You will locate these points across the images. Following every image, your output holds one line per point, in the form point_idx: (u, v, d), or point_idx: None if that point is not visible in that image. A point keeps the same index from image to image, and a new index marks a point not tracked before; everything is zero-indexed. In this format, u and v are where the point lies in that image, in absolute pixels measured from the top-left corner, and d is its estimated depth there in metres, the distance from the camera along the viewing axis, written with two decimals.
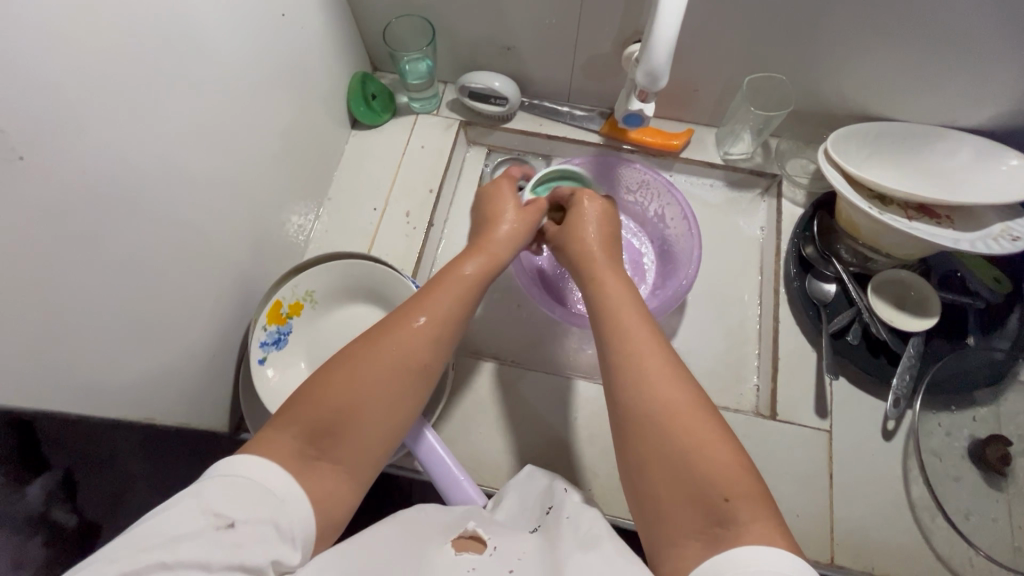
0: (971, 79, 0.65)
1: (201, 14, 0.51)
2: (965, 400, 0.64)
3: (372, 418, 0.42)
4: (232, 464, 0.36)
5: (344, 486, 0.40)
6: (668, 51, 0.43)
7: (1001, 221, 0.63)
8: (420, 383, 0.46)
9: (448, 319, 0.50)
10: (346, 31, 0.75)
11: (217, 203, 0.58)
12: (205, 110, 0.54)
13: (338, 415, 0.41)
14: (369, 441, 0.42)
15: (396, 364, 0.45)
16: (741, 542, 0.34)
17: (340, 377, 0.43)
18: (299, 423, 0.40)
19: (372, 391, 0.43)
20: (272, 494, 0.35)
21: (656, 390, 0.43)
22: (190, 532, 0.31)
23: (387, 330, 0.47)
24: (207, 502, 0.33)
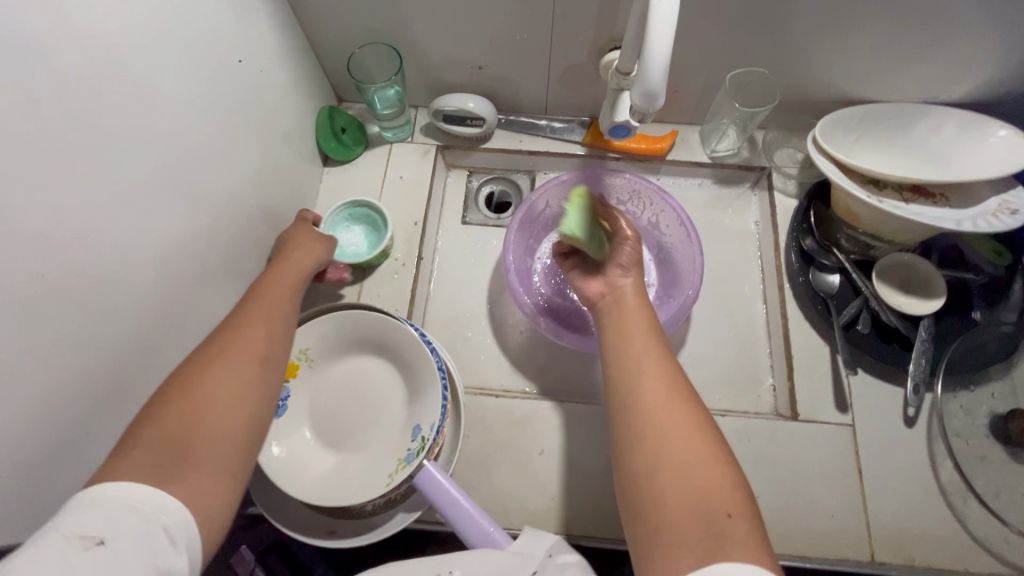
0: (953, 54, 0.64)
1: (155, 76, 0.47)
2: (981, 376, 0.63)
3: (221, 419, 0.40)
4: (84, 495, 0.33)
5: (219, 484, 0.38)
6: (665, 70, 0.40)
7: (997, 195, 0.63)
8: (267, 376, 0.45)
9: (275, 320, 0.49)
10: (306, 66, 0.71)
11: (193, 272, 0.54)
12: (173, 177, 0.50)
13: (180, 427, 0.38)
14: (224, 442, 0.40)
15: (235, 360, 0.43)
16: (735, 556, 0.32)
17: (178, 393, 0.40)
18: (138, 455, 0.36)
19: (215, 394, 0.41)
20: (139, 512, 0.33)
21: (666, 404, 0.42)
22: (55, 556, 0.30)
23: (213, 345, 0.44)
24: (71, 531, 0.31)
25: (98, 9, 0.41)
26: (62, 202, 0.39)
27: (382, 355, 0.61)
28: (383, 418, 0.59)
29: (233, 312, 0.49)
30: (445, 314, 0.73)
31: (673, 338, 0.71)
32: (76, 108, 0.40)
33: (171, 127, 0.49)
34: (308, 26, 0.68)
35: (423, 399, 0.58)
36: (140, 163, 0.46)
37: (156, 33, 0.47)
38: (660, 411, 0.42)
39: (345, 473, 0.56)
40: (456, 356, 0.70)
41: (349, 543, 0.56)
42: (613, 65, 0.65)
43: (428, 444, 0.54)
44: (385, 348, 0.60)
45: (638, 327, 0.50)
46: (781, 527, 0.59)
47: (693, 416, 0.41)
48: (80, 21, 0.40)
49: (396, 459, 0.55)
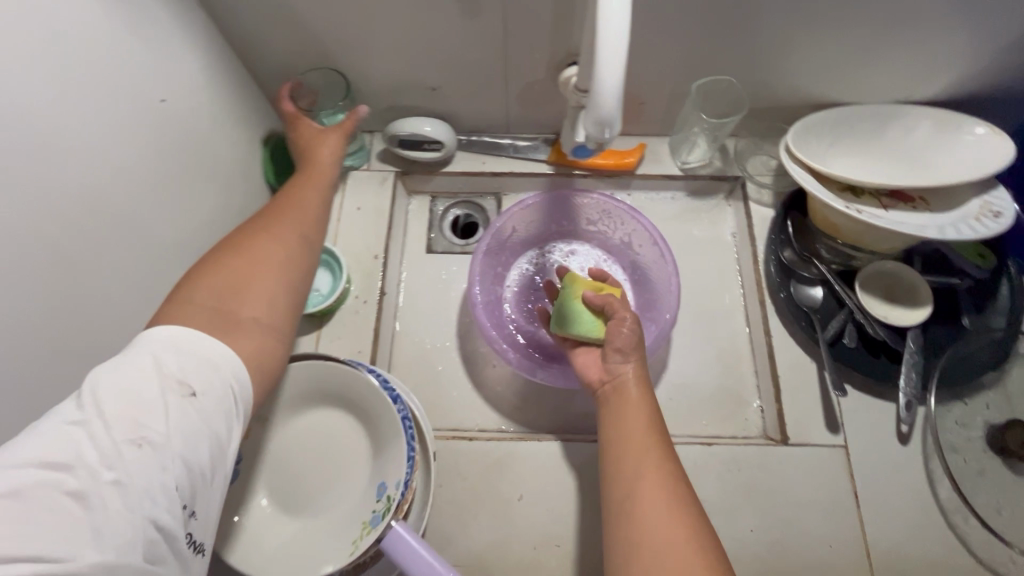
0: (924, 52, 0.61)
1: (60, 126, 0.43)
2: (974, 386, 0.61)
3: (265, 285, 0.45)
4: (157, 337, 0.38)
5: (269, 339, 0.44)
6: (618, 97, 0.37)
7: (978, 196, 0.60)
8: (302, 253, 0.50)
9: (310, 211, 0.54)
10: (248, 96, 0.67)
11: (123, 335, 0.49)
12: (89, 235, 0.45)
13: (230, 289, 0.44)
14: (269, 304, 0.45)
15: (273, 239, 0.49)
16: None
17: (222, 263, 0.45)
18: (194, 305, 0.42)
19: (259, 267, 0.46)
20: (212, 365, 0.39)
21: (658, 521, 0.41)
22: (150, 398, 0.35)
23: (257, 227, 0.49)
24: (163, 372, 0.37)
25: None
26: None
27: (342, 406, 0.56)
28: (347, 474, 0.55)
29: (274, 201, 0.54)
30: (413, 352, 0.68)
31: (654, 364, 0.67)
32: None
33: (85, 181, 0.45)
34: (246, 53, 0.64)
35: (388, 453, 0.53)
36: (48, 224, 0.42)
37: (57, 79, 0.42)
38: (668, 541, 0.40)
39: (307, 541, 0.52)
40: (426, 396, 0.66)
41: None
42: (571, 81, 0.61)
43: (394, 503, 0.50)
44: (344, 399, 0.56)
45: (630, 426, 0.48)
46: (777, 562, 0.56)
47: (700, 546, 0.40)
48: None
49: (362, 522, 0.51)
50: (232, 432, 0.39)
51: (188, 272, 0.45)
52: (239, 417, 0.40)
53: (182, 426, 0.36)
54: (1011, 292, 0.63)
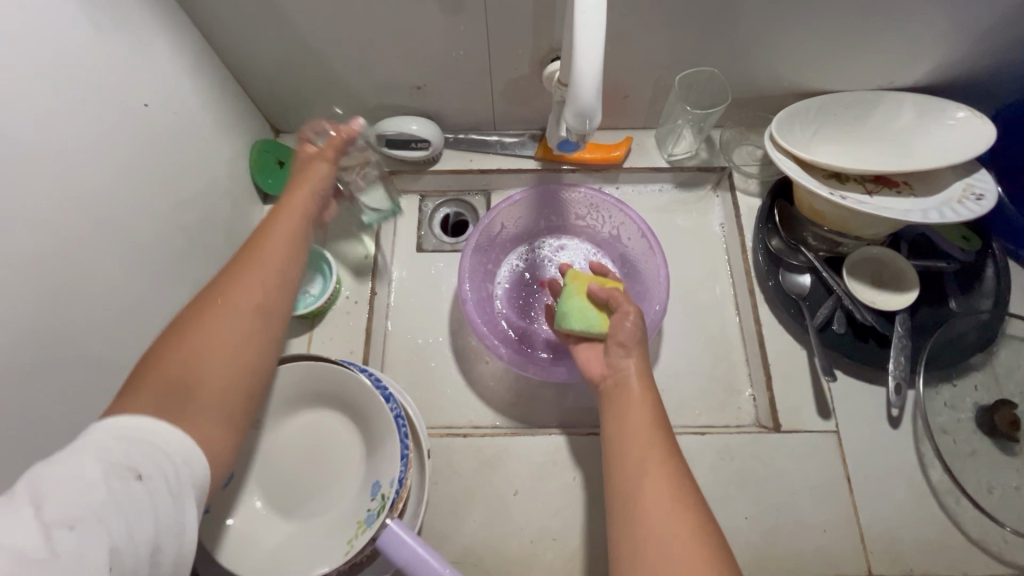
0: (905, 38, 0.62)
1: (43, 134, 0.42)
2: (962, 368, 0.61)
3: (219, 366, 0.41)
4: (105, 428, 0.36)
5: (223, 430, 0.41)
6: (597, 88, 0.37)
7: (961, 179, 0.61)
8: (268, 322, 0.45)
9: (284, 263, 0.48)
10: (232, 100, 0.66)
11: (112, 340, 0.49)
12: (73, 242, 0.45)
13: (183, 372, 0.40)
14: (223, 388, 0.41)
15: (234, 306, 0.43)
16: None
17: (178, 344, 0.41)
18: (143, 393, 0.38)
19: (218, 347, 0.42)
20: (156, 449, 0.36)
21: (666, 538, 0.38)
22: (88, 480, 0.33)
23: (220, 290, 0.44)
24: (106, 454, 0.34)
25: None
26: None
27: (335, 406, 0.56)
28: (341, 474, 0.55)
29: (245, 246, 0.49)
30: (405, 352, 0.68)
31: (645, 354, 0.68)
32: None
33: (69, 189, 0.45)
34: (229, 56, 0.63)
35: (383, 452, 0.53)
36: (32, 231, 0.42)
37: (36, 87, 0.42)
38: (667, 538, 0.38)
39: (302, 541, 0.52)
40: (420, 395, 0.66)
41: None
42: (554, 76, 0.61)
43: (389, 502, 0.50)
44: (337, 399, 0.56)
45: (636, 434, 0.45)
46: (773, 549, 0.56)
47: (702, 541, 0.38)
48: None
49: (357, 521, 0.51)
50: (185, 514, 0.36)
51: (143, 355, 0.42)
52: (193, 497, 0.37)
53: (123, 519, 0.33)
54: (996, 275, 0.63)
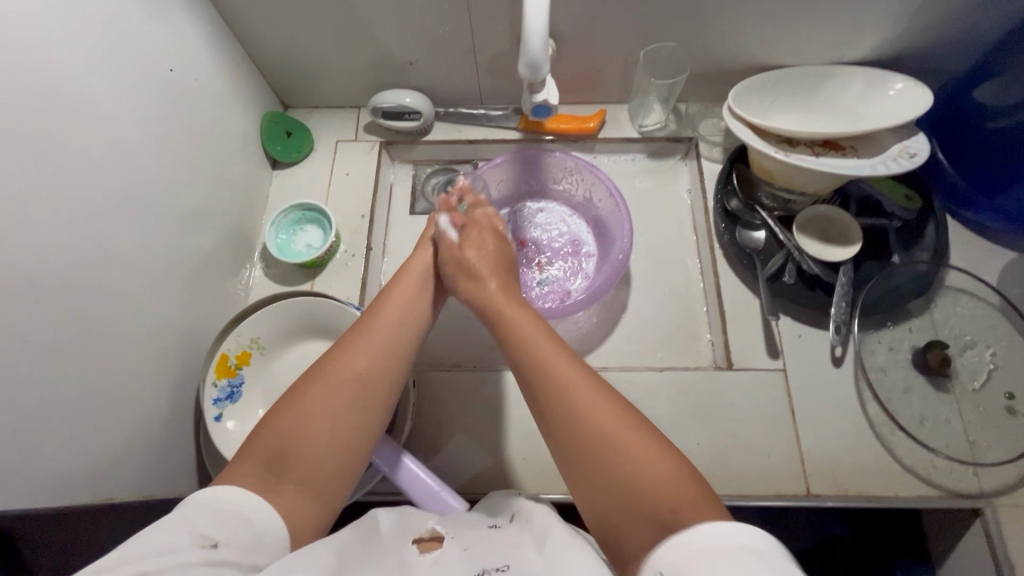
0: (848, 14, 0.68)
1: (82, 89, 0.51)
2: (901, 313, 0.67)
3: (321, 437, 0.44)
4: (221, 486, 0.38)
5: (309, 500, 0.41)
6: (544, 42, 0.44)
7: (900, 141, 0.67)
8: (367, 401, 0.48)
9: (387, 343, 0.53)
10: (245, 74, 0.75)
11: (139, 272, 0.57)
12: (109, 183, 0.54)
13: (289, 440, 0.43)
14: (322, 458, 0.43)
15: (335, 382, 0.47)
16: (692, 524, 0.33)
17: (285, 412, 0.44)
18: (254, 458, 0.41)
19: (319, 419, 0.44)
20: (248, 521, 0.37)
21: (588, 408, 0.43)
22: (175, 546, 0.32)
23: (323, 366, 0.49)
24: (196, 526, 0.34)
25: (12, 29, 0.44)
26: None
27: (331, 338, 0.64)
28: None
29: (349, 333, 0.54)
30: None
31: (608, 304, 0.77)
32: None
33: (104, 137, 0.53)
34: (241, 34, 0.72)
35: None
36: (72, 168, 0.50)
37: (80, 51, 0.51)
38: (586, 410, 0.42)
39: None
40: None
41: None
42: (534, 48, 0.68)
43: None
44: (332, 330, 0.63)
45: (537, 337, 0.51)
46: (720, 470, 0.63)
47: (616, 406, 0.43)
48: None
49: None
50: None
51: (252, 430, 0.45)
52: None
53: None
54: (936, 232, 0.69)
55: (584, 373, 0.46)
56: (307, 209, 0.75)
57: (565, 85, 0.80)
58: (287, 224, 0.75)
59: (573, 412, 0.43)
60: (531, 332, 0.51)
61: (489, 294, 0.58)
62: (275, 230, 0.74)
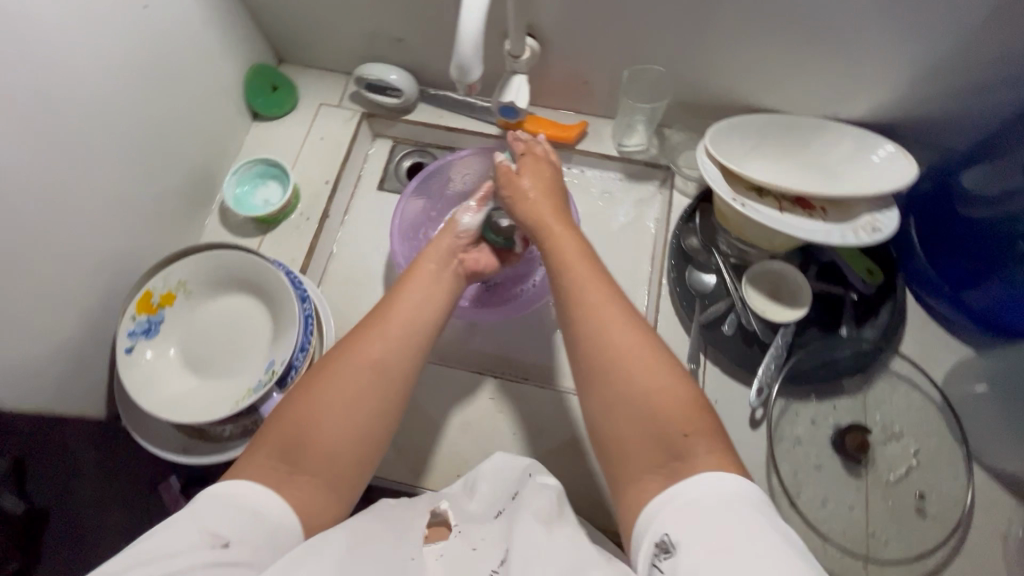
0: (845, 70, 0.64)
1: (52, 13, 0.52)
2: (832, 388, 0.65)
3: (334, 431, 0.44)
4: (238, 482, 0.40)
5: (326, 488, 0.43)
6: (476, 47, 0.44)
7: (870, 211, 0.64)
8: (389, 379, 0.48)
9: (411, 328, 0.51)
10: (237, 22, 0.75)
11: (83, 197, 0.59)
12: (65, 109, 0.55)
13: (302, 435, 0.43)
14: (336, 448, 0.44)
15: (356, 364, 0.47)
16: (701, 469, 0.39)
17: (302, 398, 0.45)
18: (267, 451, 0.43)
19: (338, 404, 0.45)
20: (258, 515, 0.38)
21: (622, 347, 0.46)
22: (186, 547, 0.35)
23: (343, 347, 0.48)
24: (205, 523, 0.37)
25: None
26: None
27: (257, 295, 0.65)
28: (246, 352, 0.64)
29: (373, 312, 0.53)
30: (343, 272, 0.78)
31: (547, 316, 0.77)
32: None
33: (68, 62, 0.54)
34: None
35: (284, 338, 0.62)
36: (27, 87, 0.51)
37: None
38: (614, 335, 0.46)
39: (201, 395, 0.62)
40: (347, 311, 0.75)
41: (202, 461, 0.62)
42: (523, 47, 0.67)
43: (276, 376, 0.60)
44: (259, 288, 0.65)
45: (578, 264, 0.53)
46: None
47: (641, 334, 0.47)
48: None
49: (247, 388, 0.61)
50: None
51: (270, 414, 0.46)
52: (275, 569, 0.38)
53: None
54: (890, 314, 0.66)
55: (618, 301, 0.49)
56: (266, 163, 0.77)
57: (551, 89, 0.78)
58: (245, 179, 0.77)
59: (607, 331, 0.47)
60: (572, 255, 0.54)
61: (540, 216, 0.59)
62: (230, 181, 0.75)
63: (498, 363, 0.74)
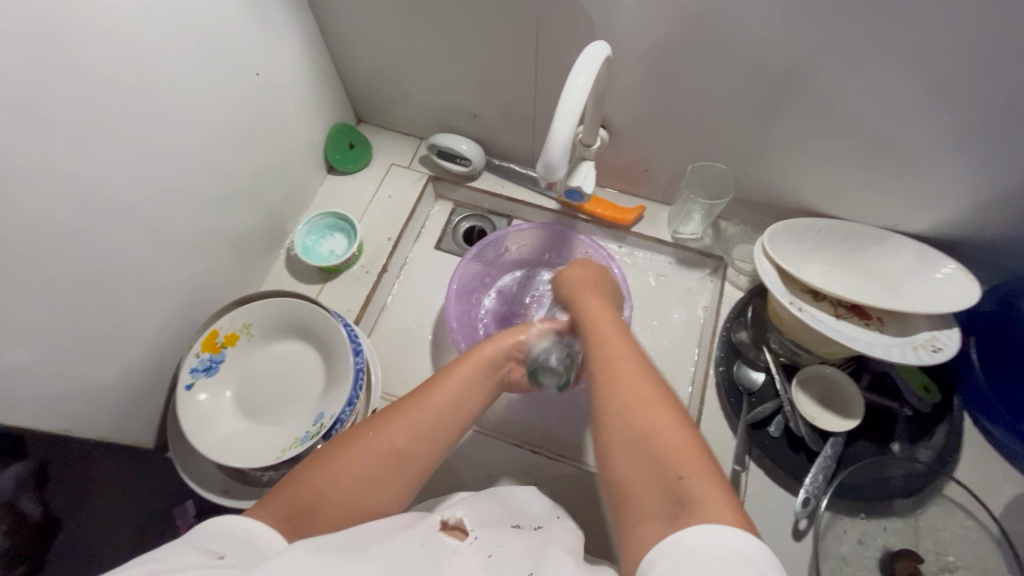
0: (906, 187, 0.66)
1: (173, 74, 0.58)
2: (883, 508, 0.62)
3: (337, 500, 0.46)
4: (232, 515, 0.39)
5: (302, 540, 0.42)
6: (564, 149, 0.47)
7: (930, 329, 0.64)
8: (393, 468, 0.49)
9: (433, 423, 0.53)
10: (328, 85, 0.82)
11: (170, 236, 0.63)
12: (168, 157, 0.60)
13: (313, 498, 0.45)
14: (339, 514, 0.45)
15: (372, 443, 0.50)
16: (698, 517, 0.36)
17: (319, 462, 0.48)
18: (276, 505, 0.43)
19: (343, 473, 0.47)
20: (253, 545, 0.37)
21: (635, 392, 0.47)
22: (186, 560, 0.33)
23: (370, 425, 0.52)
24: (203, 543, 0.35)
25: (124, 12, 0.51)
26: (49, 157, 0.49)
27: (314, 344, 0.68)
28: (298, 399, 0.66)
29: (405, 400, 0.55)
30: (395, 326, 0.80)
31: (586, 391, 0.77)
32: (78, 83, 0.49)
33: (179, 117, 0.60)
34: (333, 50, 0.79)
35: (336, 391, 0.64)
36: (140, 136, 0.56)
37: (183, 41, 0.58)
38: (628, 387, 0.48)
39: (249, 439, 0.63)
40: (395, 365, 0.77)
41: (241, 504, 0.63)
42: (598, 140, 0.70)
43: (323, 429, 0.61)
44: (316, 337, 0.67)
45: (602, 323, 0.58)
46: None
47: (651, 394, 0.47)
48: (102, 17, 0.50)
49: (294, 438, 0.62)
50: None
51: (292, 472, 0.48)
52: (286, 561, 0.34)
53: None
54: (946, 436, 0.64)
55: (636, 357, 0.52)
56: (335, 218, 0.82)
57: (613, 173, 0.82)
58: (313, 230, 0.81)
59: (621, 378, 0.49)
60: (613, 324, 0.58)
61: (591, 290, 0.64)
62: (299, 231, 0.80)
63: (532, 436, 0.75)
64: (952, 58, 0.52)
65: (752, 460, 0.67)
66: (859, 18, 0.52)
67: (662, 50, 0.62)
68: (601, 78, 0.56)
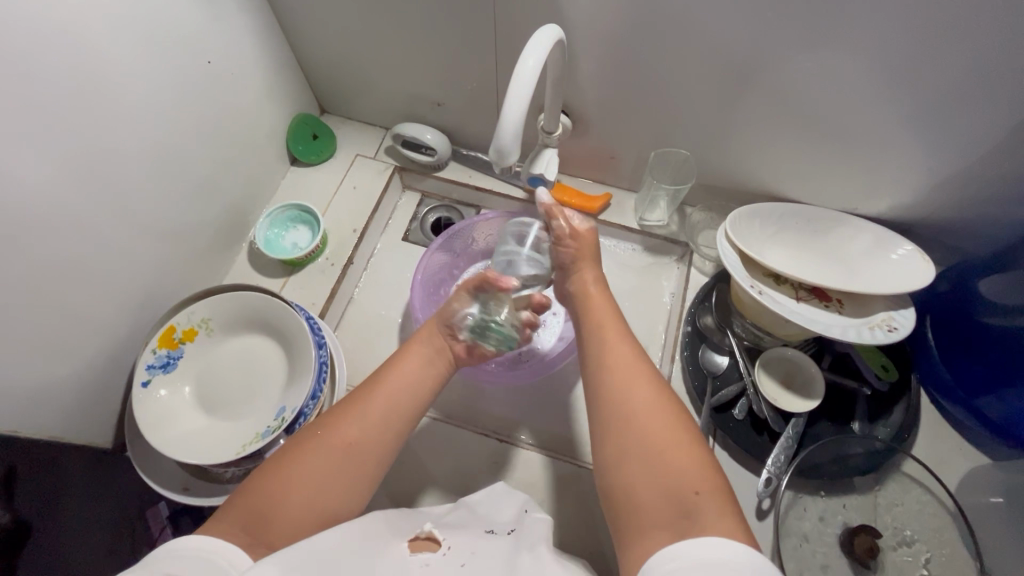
0: (862, 170, 0.67)
1: (120, 63, 0.56)
2: (842, 485, 0.64)
3: (300, 503, 0.45)
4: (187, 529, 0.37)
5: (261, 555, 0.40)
6: (515, 134, 0.47)
7: (887, 310, 0.65)
8: (355, 470, 0.49)
9: (386, 412, 0.52)
10: (287, 75, 0.80)
11: (123, 230, 0.62)
12: (117, 148, 0.58)
13: (269, 504, 0.44)
14: (305, 521, 0.44)
15: (323, 450, 0.48)
16: (709, 534, 0.37)
17: (279, 474, 0.46)
18: (229, 520, 0.42)
19: (309, 483, 0.46)
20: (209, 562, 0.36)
21: (636, 397, 0.48)
22: None
23: (318, 430, 0.50)
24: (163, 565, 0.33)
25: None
26: None
27: (276, 337, 0.67)
28: (261, 394, 0.65)
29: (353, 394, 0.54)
30: (363, 318, 0.80)
31: (554, 379, 0.77)
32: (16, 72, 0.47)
33: (128, 107, 0.58)
34: (292, 39, 0.77)
35: (299, 384, 0.63)
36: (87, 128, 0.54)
37: (130, 31, 0.56)
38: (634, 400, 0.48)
39: (209, 435, 0.62)
40: (363, 357, 0.77)
41: (202, 503, 0.62)
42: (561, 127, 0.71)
43: (284, 423, 0.60)
44: (278, 330, 0.66)
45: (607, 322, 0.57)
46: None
47: (666, 405, 0.48)
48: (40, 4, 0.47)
49: (256, 432, 0.62)
50: None
51: (252, 476, 0.47)
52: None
53: None
54: (903, 413, 0.66)
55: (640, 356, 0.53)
56: (296, 211, 0.81)
57: (579, 161, 0.82)
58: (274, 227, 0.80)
59: (630, 392, 0.49)
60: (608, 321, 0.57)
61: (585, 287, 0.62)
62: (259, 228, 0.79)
63: (499, 425, 0.74)
64: (903, 40, 0.52)
65: (717, 442, 0.68)
66: (813, 3, 0.52)
67: (621, 36, 0.62)
68: (558, 64, 0.56)
